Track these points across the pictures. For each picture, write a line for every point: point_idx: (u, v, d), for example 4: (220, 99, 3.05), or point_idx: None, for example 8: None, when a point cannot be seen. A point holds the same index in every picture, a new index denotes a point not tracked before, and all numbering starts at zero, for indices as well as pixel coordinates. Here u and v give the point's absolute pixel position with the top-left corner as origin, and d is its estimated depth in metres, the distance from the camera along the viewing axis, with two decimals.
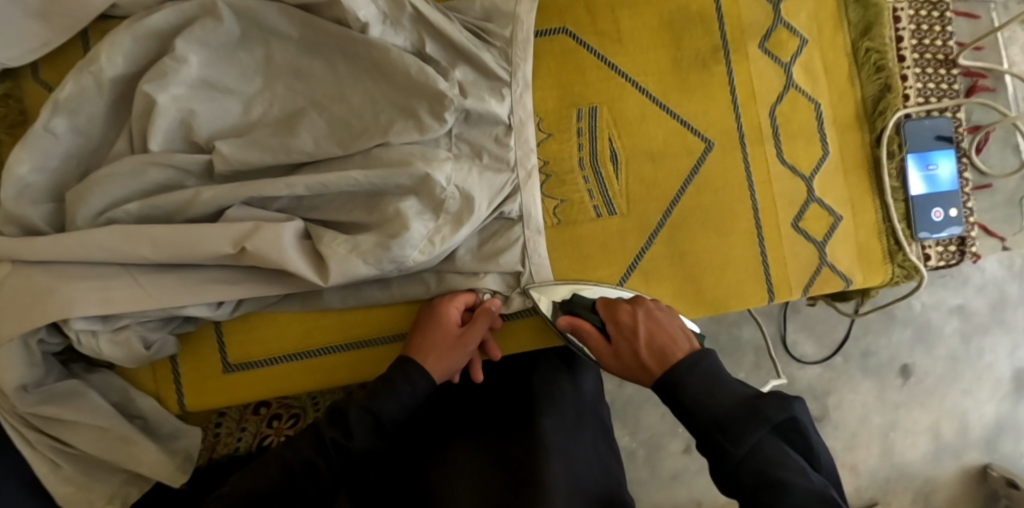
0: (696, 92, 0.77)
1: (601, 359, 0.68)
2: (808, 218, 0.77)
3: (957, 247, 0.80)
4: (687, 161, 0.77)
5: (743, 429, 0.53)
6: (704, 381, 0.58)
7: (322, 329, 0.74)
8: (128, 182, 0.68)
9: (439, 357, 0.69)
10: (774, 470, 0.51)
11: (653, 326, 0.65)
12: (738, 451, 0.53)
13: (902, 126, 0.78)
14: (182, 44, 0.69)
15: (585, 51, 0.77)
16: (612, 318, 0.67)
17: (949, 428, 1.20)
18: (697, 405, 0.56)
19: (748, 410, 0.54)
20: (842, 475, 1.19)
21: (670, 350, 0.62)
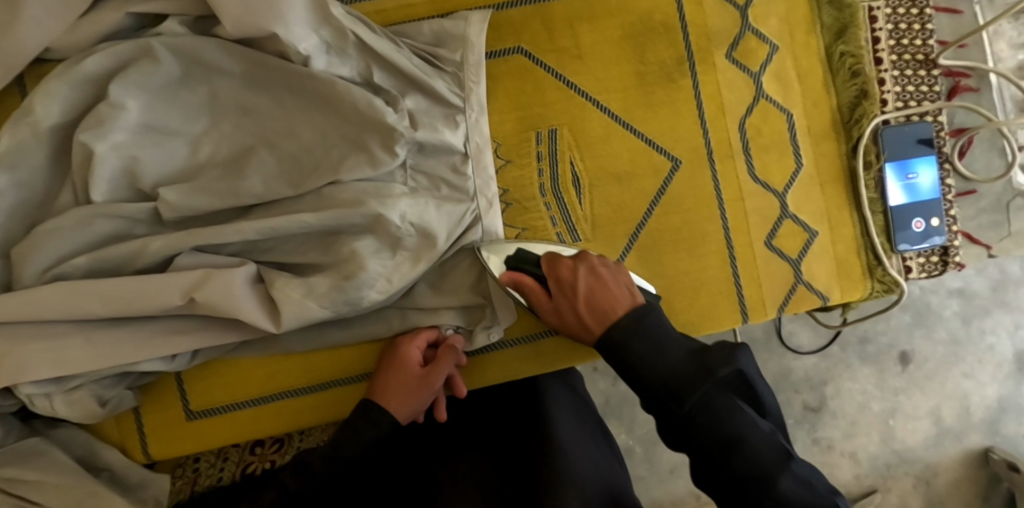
0: (661, 109, 0.73)
1: (545, 316, 0.66)
2: (781, 235, 0.74)
3: (940, 258, 0.77)
4: (653, 182, 0.73)
5: (696, 388, 0.52)
6: (648, 340, 0.56)
7: (284, 371, 0.72)
8: (73, 235, 0.66)
9: (401, 398, 0.67)
10: (726, 423, 0.50)
11: (597, 282, 0.63)
12: (685, 408, 0.51)
13: (878, 134, 0.74)
14: (119, 88, 0.65)
15: (543, 70, 0.73)
16: (554, 273, 0.65)
17: (951, 412, 1.18)
18: (644, 363, 0.54)
19: (696, 369, 0.53)
20: (842, 464, 1.17)
21: (610, 305, 0.61)
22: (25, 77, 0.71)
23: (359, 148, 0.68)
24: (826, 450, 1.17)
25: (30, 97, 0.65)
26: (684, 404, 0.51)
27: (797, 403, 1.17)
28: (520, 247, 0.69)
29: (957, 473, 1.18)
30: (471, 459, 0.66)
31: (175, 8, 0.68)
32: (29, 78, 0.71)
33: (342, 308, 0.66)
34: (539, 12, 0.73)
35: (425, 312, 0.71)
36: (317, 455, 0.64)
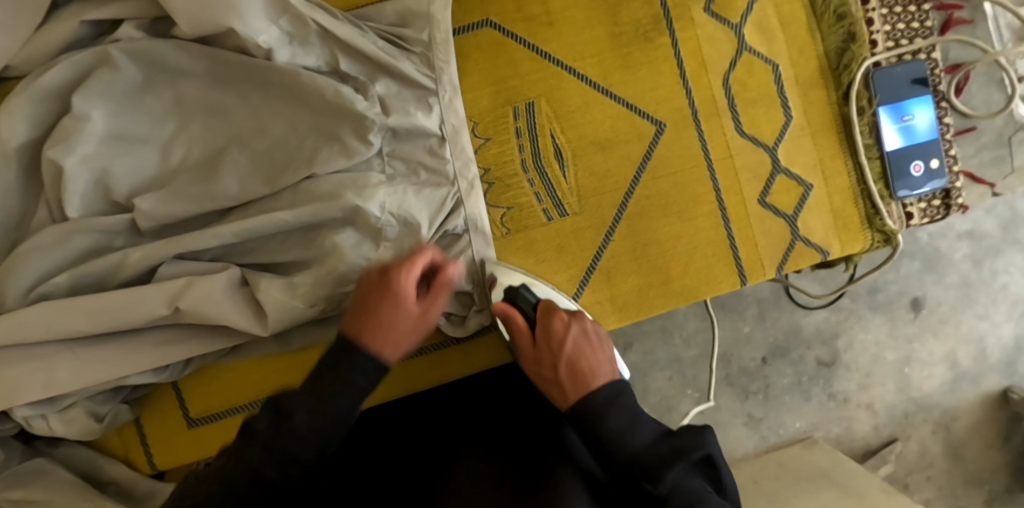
0: (640, 71, 0.71)
1: (523, 361, 0.65)
2: (775, 191, 0.72)
3: (942, 201, 0.74)
4: (638, 147, 0.71)
5: (668, 471, 0.51)
6: (621, 420, 0.56)
7: (279, 371, 0.71)
8: (52, 253, 0.64)
9: (403, 346, 0.61)
10: (701, 506, 0.50)
11: (584, 346, 0.63)
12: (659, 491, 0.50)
13: (870, 78, 0.71)
14: (81, 100, 0.64)
15: (514, 41, 0.70)
16: (546, 323, 0.64)
17: (967, 356, 1.16)
18: (616, 440, 0.54)
19: (669, 451, 0.52)
20: (859, 416, 1.16)
21: (592, 375, 0.60)
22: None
23: (333, 140, 0.67)
24: (843, 404, 1.16)
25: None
26: (656, 490, 0.50)
27: (809, 360, 1.15)
28: (526, 282, 0.67)
29: (976, 416, 1.17)
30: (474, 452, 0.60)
31: (130, 11, 0.65)
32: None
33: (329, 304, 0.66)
34: None
35: None
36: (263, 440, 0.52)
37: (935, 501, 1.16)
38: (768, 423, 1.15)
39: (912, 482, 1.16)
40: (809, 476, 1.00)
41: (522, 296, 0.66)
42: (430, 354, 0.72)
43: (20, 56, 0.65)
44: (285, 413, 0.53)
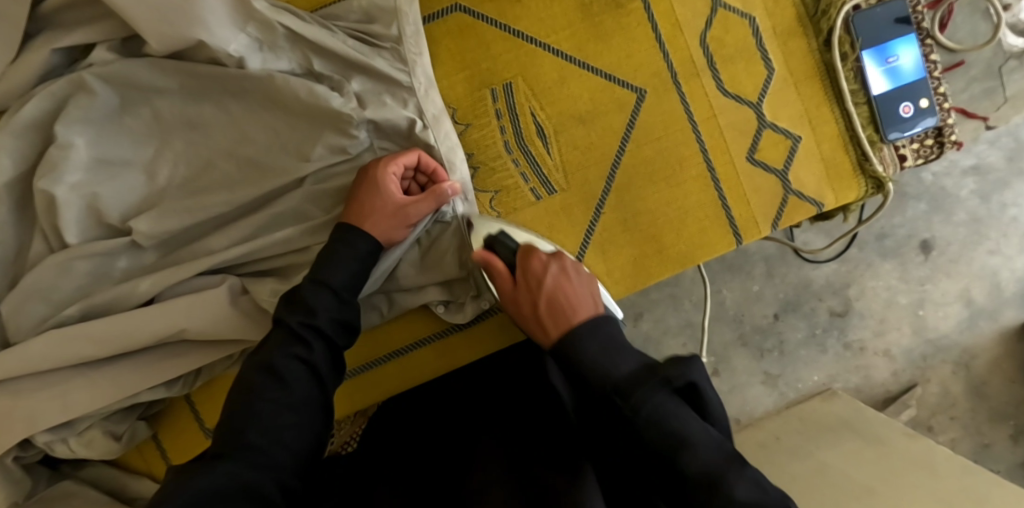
0: (615, 39, 0.70)
1: (502, 301, 0.65)
2: (762, 147, 0.71)
3: (935, 140, 0.72)
4: (620, 116, 0.70)
5: (643, 392, 0.51)
6: (600, 347, 0.56)
7: None
8: (56, 282, 0.65)
9: (377, 214, 0.64)
10: (673, 422, 0.50)
11: (563, 282, 0.62)
12: (630, 408, 0.51)
13: (850, 23, 0.69)
14: (62, 129, 0.64)
15: (485, 23, 0.69)
16: (524, 266, 0.64)
17: (981, 292, 1.14)
18: (594, 371, 0.54)
19: (644, 376, 0.53)
20: (878, 363, 1.16)
21: (570, 309, 0.60)
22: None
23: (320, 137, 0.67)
24: (859, 352, 1.15)
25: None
26: (625, 405, 0.51)
27: (821, 311, 1.14)
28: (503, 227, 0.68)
29: (997, 353, 1.16)
30: (493, 452, 0.55)
31: (100, 35, 0.65)
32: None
33: None
34: None
35: (413, 291, 0.70)
36: (252, 428, 0.52)
37: (960, 441, 1.15)
38: (786, 379, 1.15)
39: (935, 424, 1.16)
40: (829, 427, 1.00)
41: (501, 242, 0.66)
42: (434, 342, 0.72)
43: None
44: (259, 399, 0.54)
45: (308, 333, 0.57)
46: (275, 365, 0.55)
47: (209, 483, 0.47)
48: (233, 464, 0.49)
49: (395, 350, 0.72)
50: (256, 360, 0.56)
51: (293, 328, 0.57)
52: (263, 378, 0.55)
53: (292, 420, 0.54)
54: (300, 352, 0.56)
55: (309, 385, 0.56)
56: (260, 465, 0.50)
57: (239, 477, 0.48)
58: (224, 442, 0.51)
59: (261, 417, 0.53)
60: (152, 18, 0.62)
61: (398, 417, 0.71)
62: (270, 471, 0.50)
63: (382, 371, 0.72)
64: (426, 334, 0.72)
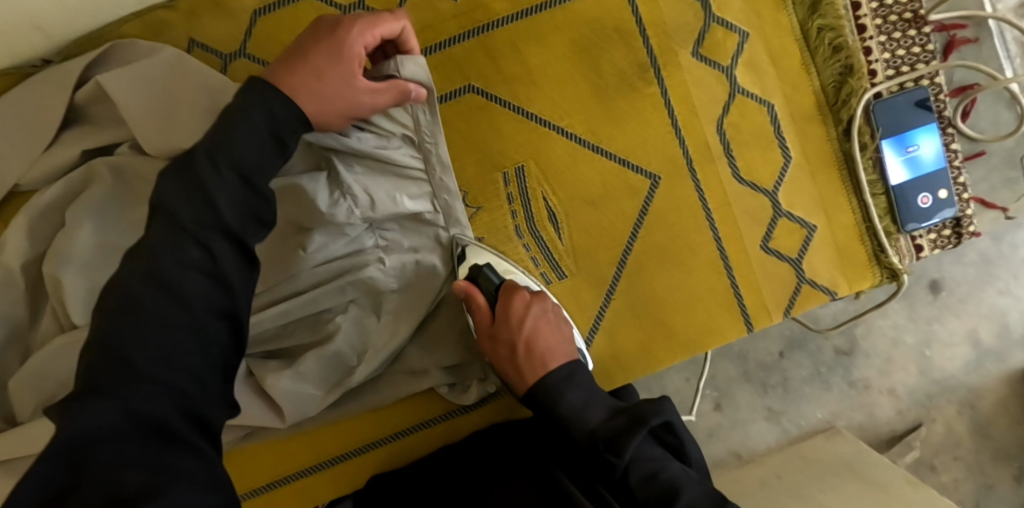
0: (630, 124, 0.68)
1: (477, 332, 0.65)
2: (777, 236, 0.70)
3: (953, 230, 0.71)
4: (632, 202, 0.69)
5: (631, 442, 0.56)
6: (580, 392, 0.61)
7: (297, 448, 0.70)
8: (58, 363, 0.63)
9: (312, 66, 0.49)
10: (662, 475, 0.56)
11: (541, 324, 0.65)
12: (623, 462, 0.56)
13: (871, 112, 0.68)
14: (76, 214, 0.61)
15: (497, 105, 0.68)
16: (505, 303, 0.65)
17: (991, 333, 1.04)
18: (578, 418, 0.60)
19: (630, 421, 0.58)
20: (881, 401, 1.06)
21: (549, 356, 0.63)
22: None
23: (323, 225, 0.63)
24: (863, 391, 1.06)
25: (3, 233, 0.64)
26: (619, 462, 0.56)
27: (827, 349, 1.04)
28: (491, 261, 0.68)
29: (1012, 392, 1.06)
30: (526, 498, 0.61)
31: (125, 133, 0.64)
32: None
33: (333, 391, 0.66)
34: (483, 42, 0.67)
35: (418, 376, 0.69)
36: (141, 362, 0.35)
37: (965, 482, 1.05)
38: (789, 416, 1.05)
39: (938, 464, 1.06)
40: (824, 466, 0.91)
41: (484, 275, 0.67)
42: (439, 424, 0.72)
43: (27, 177, 0.64)
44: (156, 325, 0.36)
45: (206, 230, 0.40)
46: (168, 276, 0.38)
47: (93, 419, 0.32)
48: (119, 399, 0.33)
49: (402, 428, 0.72)
50: (133, 263, 0.38)
51: (184, 226, 0.39)
52: (152, 291, 0.37)
53: (184, 364, 0.37)
54: (195, 256, 0.39)
55: (217, 301, 0.39)
56: (156, 395, 0.34)
57: (133, 411, 0.33)
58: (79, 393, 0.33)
59: (152, 322, 0.36)
60: (157, 126, 0.60)
61: (390, 486, 0.69)
62: (116, 413, 0.33)
63: (389, 447, 0.72)
64: (431, 416, 0.72)
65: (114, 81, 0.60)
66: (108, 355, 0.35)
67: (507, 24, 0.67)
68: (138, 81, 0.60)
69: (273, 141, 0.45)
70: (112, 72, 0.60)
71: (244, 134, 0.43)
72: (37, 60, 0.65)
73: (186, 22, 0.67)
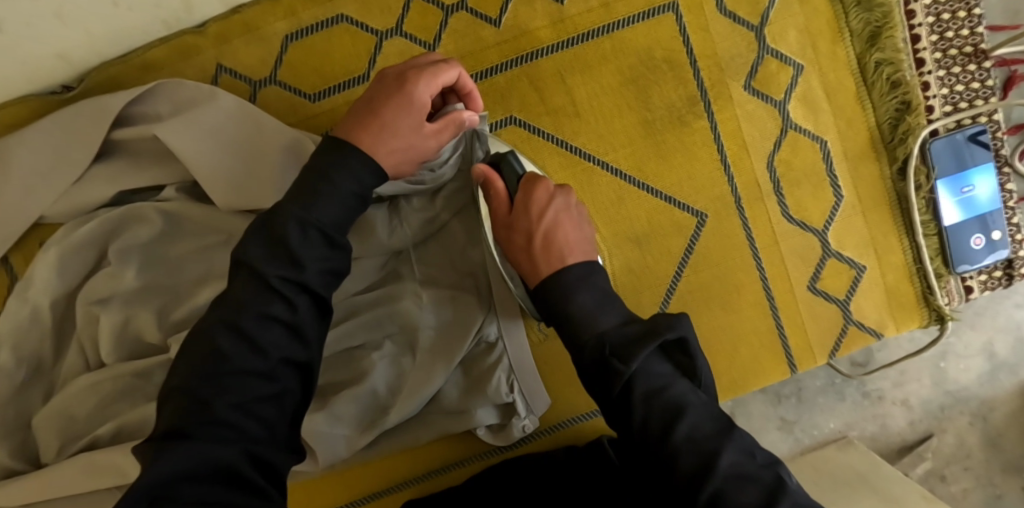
0: (677, 159, 0.66)
1: (492, 224, 0.59)
2: (825, 276, 0.68)
3: (1004, 272, 0.69)
4: (678, 241, 0.67)
5: (639, 351, 0.46)
6: (592, 294, 0.52)
7: (332, 485, 0.69)
8: (88, 401, 0.61)
9: (380, 121, 0.51)
10: (671, 395, 0.46)
11: (564, 218, 0.58)
12: (629, 371, 0.46)
13: (927, 151, 0.66)
14: (117, 254, 0.61)
15: (540, 138, 0.65)
16: (525, 190, 0.58)
17: (1007, 345, 0.91)
18: (584, 322, 0.50)
19: (641, 332, 0.48)
20: (894, 412, 0.92)
21: (567, 249, 0.56)
22: (8, 257, 0.65)
23: (369, 247, 0.64)
24: (876, 401, 0.92)
25: (29, 268, 0.62)
26: (624, 369, 0.46)
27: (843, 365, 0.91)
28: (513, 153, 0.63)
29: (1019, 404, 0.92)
30: None
31: (172, 176, 0.63)
32: (15, 258, 0.66)
33: (368, 431, 0.63)
34: (527, 72, 0.64)
35: (454, 416, 0.66)
36: (223, 399, 0.40)
37: (973, 492, 0.91)
38: (803, 425, 0.92)
39: (948, 474, 0.92)
40: (837, 480, 0.80)
41: (507, 163, 0.60)
42: (476, 463, 0.70)
43: (52, 209, 0.62)
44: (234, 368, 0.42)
45: (292, 288, 0.44)
46: (250, 331, 0.42)
47: (171, 463, 0.37)
48: (197, 445, 0.38)
49: (435, 468, 0.70)
50: (220, 313, 0.43)
51: (274, 285, 0.43)
52: (233, 341, 0.42)
53: (260, 410, 0.42)
54: (278, 311, 0.43)
55: (293, 351, 0.44)
56: (228, 440, 0.40)
57: (211, 458, 0.38)
58: (178, 421, 0.40)
59: (232, 374, 0.41)
60: (226, 174, 0.60)
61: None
62: (193, 457, 0.38)
63: (422, 486, 0.70)
64: (467, 455, 0.70)
65: (177, 131, 0.59)
66: (191, 400, 0.40)
67: (551, 53, 0.64)
68: (204, 129, 0.59)
69: (356, 198, 0.48)
70: (174, 122, 0.59)
71: (327, 197, 0.46)
72: (57, 86, 0.62)
73: (214, 47, 0.63)
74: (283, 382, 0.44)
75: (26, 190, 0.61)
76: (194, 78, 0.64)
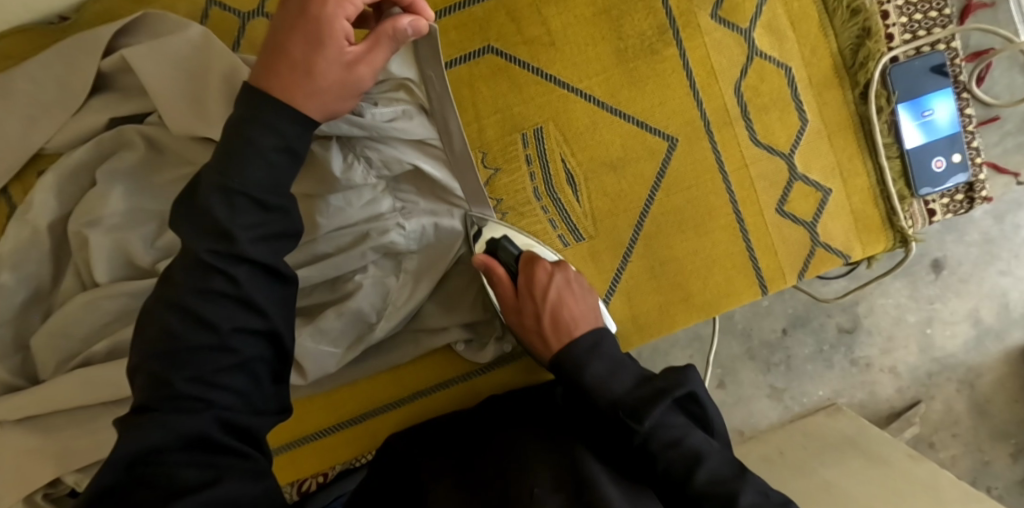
0: (647, 86, 0.69)
1: (504, 309, 0.67)
2: (793, 199, 0.70)
3: (965, 195, 0.72)
4: (651, 165, 0.69)
5: (651, 409, 0.54)
6: (604, 363, 0.59)
7: (326, 405, 0.72)
8: (84, 322, 0.64)
9: (299, 63, 0.46)
10: (687, 444, 0.53)
11: (565, 293, 0.65)
12: (644, 429, 0.54)
13: (888, 75, 0.69)
14: (104, 176, 0.63)
15: (517, 66, 0.68)
16: (528, 273, 0.66)
17: (993, 313, 0.95)
18: (601, 386, 0.57)
19: (651, 391, 0.56)
20: (883, 380, 0.97)
21: (573, 325, 0.64)
22: (6, 187, 0.66)
23: (342, 192, 0.63)
24: (864, 368, 0.97)
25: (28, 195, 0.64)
26: (640, 429, 0.54)
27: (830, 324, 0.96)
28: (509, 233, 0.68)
29: (1006, 371, 0.97)
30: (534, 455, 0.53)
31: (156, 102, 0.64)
32: (14, 188, 0.66)
33: (353, 348, 0.67)
34: (503, 3, 0.67)
35: (437, 333, 0.71)
36: (182, 374, 0.41)
37: (961, 458, 0.96)
38: (792, 393, 0.97)
39: (937, 441, 0.97)
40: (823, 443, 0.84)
41: (503, 247, 0.67)
42: (459, 384, 0.73)
43: (54, 139, 0.64)
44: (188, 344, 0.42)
45: (224, 260, 0.42)
46: (195, 308, 0.42)
47: (143, 437, 0.40)
48: (161, 417, 0.40)
49: (421, 389, 0.73)
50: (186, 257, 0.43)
51: (203, 260, 0.42)
52: (182, 319, 0.42)
53: (224, 381, 0.42)
54: (219, 285, 0.42)
55: (245, 321, 0.43)
56: (193, 411, 0.41)
57: (177, 430, 0.40)
58: (148, 388, 0.41)
59: (189, 349, 0.42)
60: (178, 102, 0.60)
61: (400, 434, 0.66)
62: (163, 432, 0.40)
63: (410, 408, 0.73)
64: (450, 377, 0.73)
65: (144, 55, 0.60)
66: (151, 378, 0.41)
67: None
68: (169, 57, 0.60)
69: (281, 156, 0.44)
70: (144, 45, 0.60)
71: (253, 158, 0.43)
72: (54, 16, 0.66)
73: None
74: (243, 351, 0.43)
75: (21, 113, 0.63)
76: (184, 9, 0.67)
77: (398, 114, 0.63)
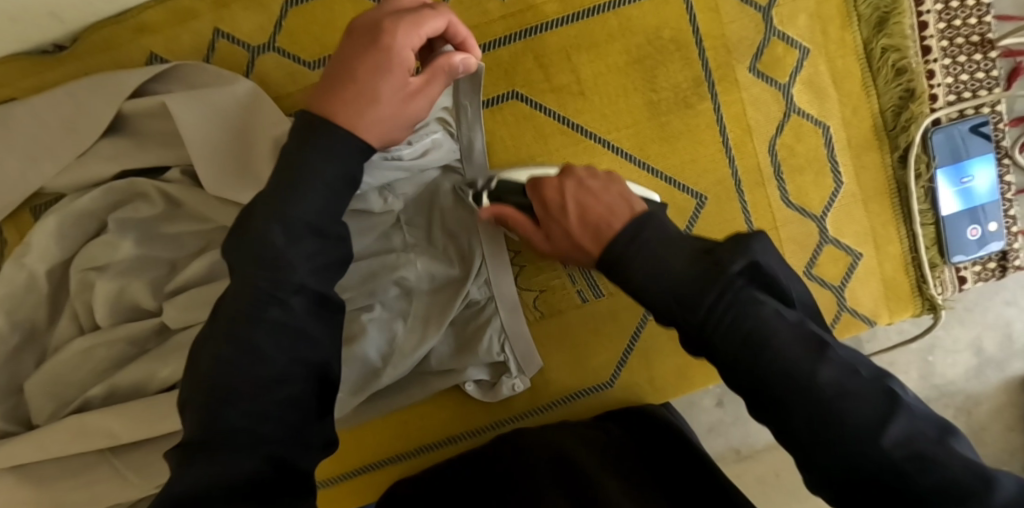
0: (678, 139, 0.65)
1: (539, 244, 0.54)
2: (822, 262, 0.68)
3: (998, 263, 0.70)
4: (677, 222, 0.66)
5: (706, 292, 0.35)
6: (654, 242, 0.39)
7: (355, 445, 0.70)
8: (78, 371, 0.59)
9: (360, 91, 0.41)
10: (752, 322, 0.34)
11: (585, 195, 0.50)
12: (703, 319, 0.35)
13: (929, 140, 0.66)
14: (117, 224, 0.59)
15: (542, 114, 0.64)
16: (539, 199, 0.53)
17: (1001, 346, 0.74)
18: (641, 279, 0.38)
19: (702, 266, 0.37)
20: None
21: (606, 220, 0.46)
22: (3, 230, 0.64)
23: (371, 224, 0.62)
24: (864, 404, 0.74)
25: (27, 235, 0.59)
26: (696, 310, 0.35)
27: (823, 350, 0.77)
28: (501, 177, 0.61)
29: (1009, 400, 0.75)
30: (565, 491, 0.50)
31: (176, 156, 0.60)
32: (9, 230, 0.64)
33: (359, 394, 0.62)
34: (532, 46, 0.63)
35: (444, 374, 0.66)
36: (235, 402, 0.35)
37: None
38: None
39: None
40: None
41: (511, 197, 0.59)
42: (477, 436, 0.70)
43: (54, 182, 0.60)
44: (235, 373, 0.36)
45: (284, 288, 0.37)
46: (259, 341, 0.36)
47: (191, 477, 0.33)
48: (216, 456, 0.33)
49: (451, 435, 0.70)
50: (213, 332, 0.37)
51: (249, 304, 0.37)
52: (235, 349, 0.36)
53: (276, 412, 0.36)
54: (275, 314, 0.37)
55: (306, 350, 0.38)
56: (242, 446, 0.34)
57: (222, 473, 0.33)
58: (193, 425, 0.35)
59: (237, 390, 0.35)
60: (210, 163, 0.56)
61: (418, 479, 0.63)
62: (205, 473, 0.33)
63: (438, 453, 0.70)
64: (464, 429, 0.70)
65: (184, 104, 0.55)
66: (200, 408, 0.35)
67: (558, 28, 0.63)
68: (217, 114, 0.56)
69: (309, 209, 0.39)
70: (183, 96, 0.56)
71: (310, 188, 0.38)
72: (49, 45, 0.61)
73: (212, 11, 0.62)
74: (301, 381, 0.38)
75: (22, 149, 0.59)
76: (190, 42, 0.63)
77: (429, 145, 0.60)
